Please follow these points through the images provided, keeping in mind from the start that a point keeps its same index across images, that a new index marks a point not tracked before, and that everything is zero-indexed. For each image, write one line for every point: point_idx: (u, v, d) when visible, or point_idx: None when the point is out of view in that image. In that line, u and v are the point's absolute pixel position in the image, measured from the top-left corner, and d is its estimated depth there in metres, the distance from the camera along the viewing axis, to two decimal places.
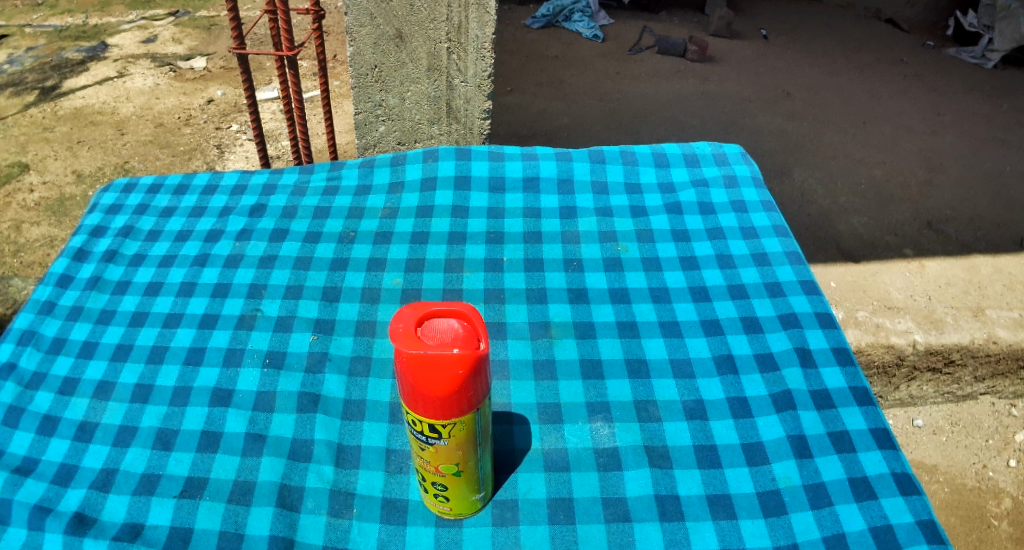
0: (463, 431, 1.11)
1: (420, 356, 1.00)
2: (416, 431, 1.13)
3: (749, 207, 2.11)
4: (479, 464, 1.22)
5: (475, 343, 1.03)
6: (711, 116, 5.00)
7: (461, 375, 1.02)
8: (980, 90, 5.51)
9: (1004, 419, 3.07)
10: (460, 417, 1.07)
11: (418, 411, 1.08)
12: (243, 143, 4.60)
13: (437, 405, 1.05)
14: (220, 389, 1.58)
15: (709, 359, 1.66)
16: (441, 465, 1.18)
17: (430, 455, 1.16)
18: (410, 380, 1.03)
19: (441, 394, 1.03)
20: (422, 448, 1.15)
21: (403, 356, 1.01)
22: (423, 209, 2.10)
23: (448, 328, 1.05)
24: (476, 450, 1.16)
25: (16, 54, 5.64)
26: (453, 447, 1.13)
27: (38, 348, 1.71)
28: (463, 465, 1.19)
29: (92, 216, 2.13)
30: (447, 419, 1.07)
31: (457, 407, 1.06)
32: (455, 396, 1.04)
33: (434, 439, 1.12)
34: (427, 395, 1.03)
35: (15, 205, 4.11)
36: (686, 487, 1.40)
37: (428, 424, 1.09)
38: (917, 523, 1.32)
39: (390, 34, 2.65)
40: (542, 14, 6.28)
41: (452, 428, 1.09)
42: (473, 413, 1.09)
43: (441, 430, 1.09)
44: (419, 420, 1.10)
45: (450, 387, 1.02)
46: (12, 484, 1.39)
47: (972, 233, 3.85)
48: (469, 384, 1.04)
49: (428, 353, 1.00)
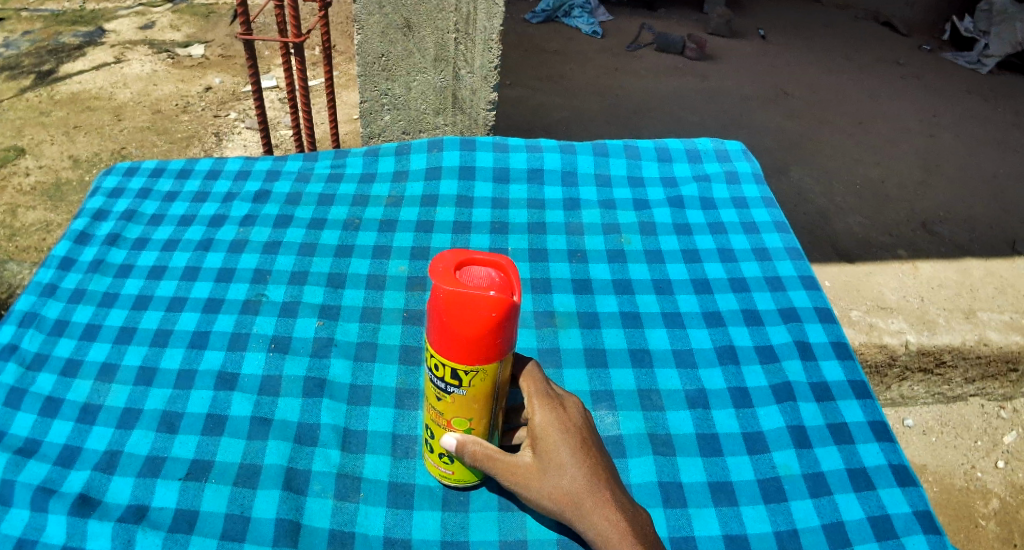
0: (483, 383, 1.12)
1: (456, 295, 1.02)
2: (434, 377, 1.16)
3: (750, 203, 2.14)
4: (492, 425, 1.23)
5: (510, 290, 1.05)
6: (711, 114, 5.03)
7: (494, 320, 1.03)
8: (975, 94, 5.55)
9: (994, 420, 3.11)
10: (483, 364, 1.09)
11: (445, 354, 1.10)
12: (242, 132, 4.60)
13: (465, 348, 1.06)
14: (225, 373, 1.59)
15: (711, 349, 1.68)
16: (453, 418, 1.20)
17: (443, 406, 1.19)
18: (443, 318, 1.05)
19: (471, 336, 1.05)
20: (439, 396, 1.18)
21: (440, 291, 1.03)
22: (429, 197, 2.11)
23: (484, 275, 1.06)
24: (491, 407, 1.18)
25: (12, 38, 5.60)
26: (471, 399, 1.15)
27: (40, 330, 1.71)
28: (475, 423, 1.20)
29: (94, 200, 2.12)
30: (469, 364, 1.09)
31: (484, 352, 1.07)
32: (483, 340, 1.05)
33: (453, 387, 1.14)
34: (458, 336, 1.05)
35: (10, 189, 4.08)
36: (690, 475, 1.43)
37: (452, 369, 1.11)
38: (914, 514, 1.37)
39: (399, 23, 2.65)
40: (542, 9, 6.24)
41: (475, 376, 1.11)
42: (498, 363, 1.10)
43: (462, 377, 1.11)
44: (443, 365, 1.12)
45: (482, 329, 1.04)
46: (15, 465, 1.40)
47: (965, 235, 3.90)
48: (500, 336, 1.06)
49: (465, 292, 1.02)
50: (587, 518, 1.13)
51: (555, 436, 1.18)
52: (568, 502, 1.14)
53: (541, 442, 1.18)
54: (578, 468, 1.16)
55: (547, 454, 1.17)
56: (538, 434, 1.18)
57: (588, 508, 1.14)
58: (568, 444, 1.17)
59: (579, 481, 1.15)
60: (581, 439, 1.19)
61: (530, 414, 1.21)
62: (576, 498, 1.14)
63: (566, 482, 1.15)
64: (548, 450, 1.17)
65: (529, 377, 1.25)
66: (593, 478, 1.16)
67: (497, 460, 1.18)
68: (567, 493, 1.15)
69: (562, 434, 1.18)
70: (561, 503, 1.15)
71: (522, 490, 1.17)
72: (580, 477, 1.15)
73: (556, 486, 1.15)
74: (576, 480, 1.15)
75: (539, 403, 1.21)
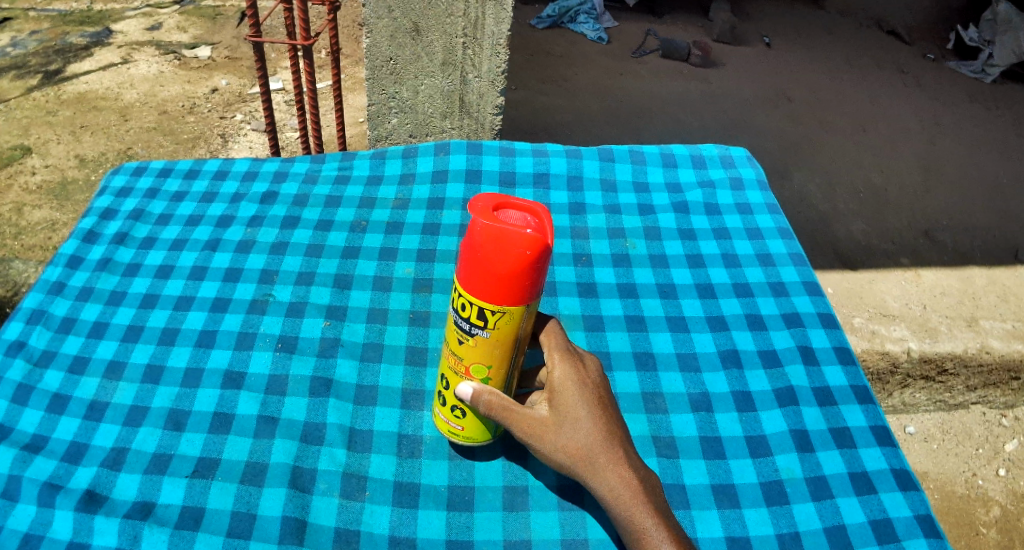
0: (507, 326, 1.15)
1: (493, 229, 1.05)
2: (460, 318, 1.19)
3: (754, 209, 2.15)
4: (508, 377, 1.27)
5: (545, 232, 1.08)
6: (714, 120, 5.04)
7: (528, 258, 1.05)
8: (979, 103, 5.56)
9: (995, 429, 3.12)
10: (511, 306, 1.11)
11: (474, 292, 1.12)
12: (248, 134, 4.62)
13: (495, 286, 1.09)
14: (232, 371, 1.60)
15: (714, 353, 1.69)
16: (472, 364, 1.24)
17: (465, 350, 1.22)
18: (478, 252, 1.08)
19: (503, 273, 1.07)
20: (462, 339, 1.21)
21: (478, 225, 1.06)
22: (435, 200, 2.13)
23: (520, 218, 1.09)
24: (511, 355, 1.22)
25: (20, 38, 5.64)
26: (493, 342, 1.18)
27: (48, 327, 1.72)
28: (493, 371, 1.24)
29: (102, 199, 2.14)
30: (498, 304, 1.11)
31: (513, 292, 1.09)
32: (515, 278, 1.07)
33: (478, 329, 1.17)
34: (490, 272, 1.07)
35: (16, 188, 4.11)
36: (692, 477, 1.44)
37: (479, 309, 1.14)
38: (915, 518, 1.38)
39: (407, 27, 2.68)
40: (547, 14, 6.26)
41: (500, 317, 1.13)
42: (525, 305, 1.12)
43: (488, 318, 1.14)
44: (471, 303, 1.15)
45: (514, 267, 1.06)
46: (21, 461, 1.42)
47: (968, 243, 3.90)
48: (532, 277, 1.08)
49: (502, 227, 1.05)
50: (599, 473, 1.16)
51: (572, 391, 1.21)
52: (581, 456, 1.17)
53: (559, 396, 1.21)
54: (593, 423, 1.19)
55: (564, 408, 1.20)
56: (556, 388, 1.22)
57: (600, 463, 1.17)
58: (585, 400, 1.21)
59: (593, 436, 1.18)
60: (597, 396, 1.22)
61: (549, 368, 1.25)
62: (589, 453, 1.17)
63: (581, 437, 1.18)
64: (566, 404, 1.21)
65: (550, 333, 1.28)
66: (607, 435, 1.19)
67: (513, 412, 1.21)
68: (581, 447, 1.17)
69: (580, 390, 1.22)
70: (574, 457, 1.17)
71: (537, 443, 1.20)
72: (595, 433, 1.18)
73: (571, 440, 1.18)
74: (591, 436, 1.18)
75: (559, 358, 1.25)
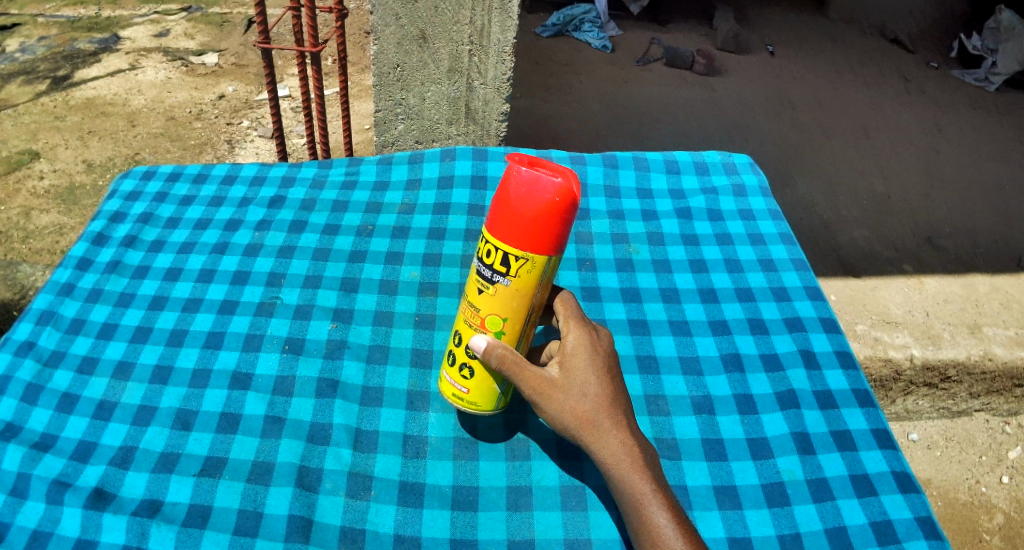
0: (528, 276, 1.21)
1: (528, 174, 1.14)
2: (482, 266, 1.24)
3: (756, 214, 2.17)
4: (521, 335, 1.30)
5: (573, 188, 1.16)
6: (717, 127, 5.07)
7: (556, 205, 1.13)
8: (982, 111, 5.58)
9: (998, 436, 3.12)
10: (534, 253, 1.17)
11: (500, 237, 1.18)
12: (254, 139, 4.66)
13: (521, 230, 1.15)
14: (240, 372, 1.62)
15: (717, 357, 1.71)
16: (488, 316, 1.27)
17: (483, 299, 1.26)
18: (509, 195, 1.15)
19: (530, 217, 1.14)
20: (482, 289, 1.26)
21: (515, 170, 1.15)
22: (441, 205, 2.15)
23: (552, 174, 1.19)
24: (528, 309, 1.26)
25: (28, 44, 5.70)
26: (512, 292, 1.23)
27: (57, 328, 1.75)
28: (508, 326, 1.27)
29: (111, 202, 2.17)
30: (521, 250, 1.17)
31: (537, 239, 1.15)
32: (541, 223, 1.14)
33: (499, 276, 1.22)
34: (519, 215, 1.14)
35: (24, 192, 4.15)
36: (694, 478, 1.45)
37: (503, 255, 1.19)
38: (916, 519, 1.39)
39: (414, 34, 2.71)
40: (552, 22, 6.31)
41: (522, 265, 1.19)
42: (546, 256, 1.19)
43: (511, 265, 1.19)
44: (495, 250, 1.20)
45: (541, 212, 1.13)
46: (31, 459, 1.44)
47: (971, 250, 3.91)
48: (558, 226, 1.15)
49: (537, 172, 1.14)
50: (603, 436, 1.20)
51: (583, 356, 1.26)
52: (586, 418, 1.21)
53: (571, 360, 1.25)
54: (601, 390, 1.23)
55: (575, 371, 1.24)
56: (568, 351, 1.26)
57: (605, 427, 1.21)
58: (595, 366, 1.25)
59: (599, 402, 1.22)
60: (606, 365, 1.26)
61: (564, 332, 1.29)
62: (595, 417, 1.21)
63: (588, 402, 1.22)
64: (577, 367, 1.25)
65: (564, 299, 1.34)
66: (613, 404, 1.23)
67: (523, 370, 1.23)
68: (587, 409, 1.21)
69: (591, 355, 1.26)
70: (580, 418, 1.21)
71: (543, 402, 1.23)
72: (602, 398, 1.23)
73: (579, 402, 1.22)
74: (598, 400, 1.22)
75: (574, 323, 1.30)
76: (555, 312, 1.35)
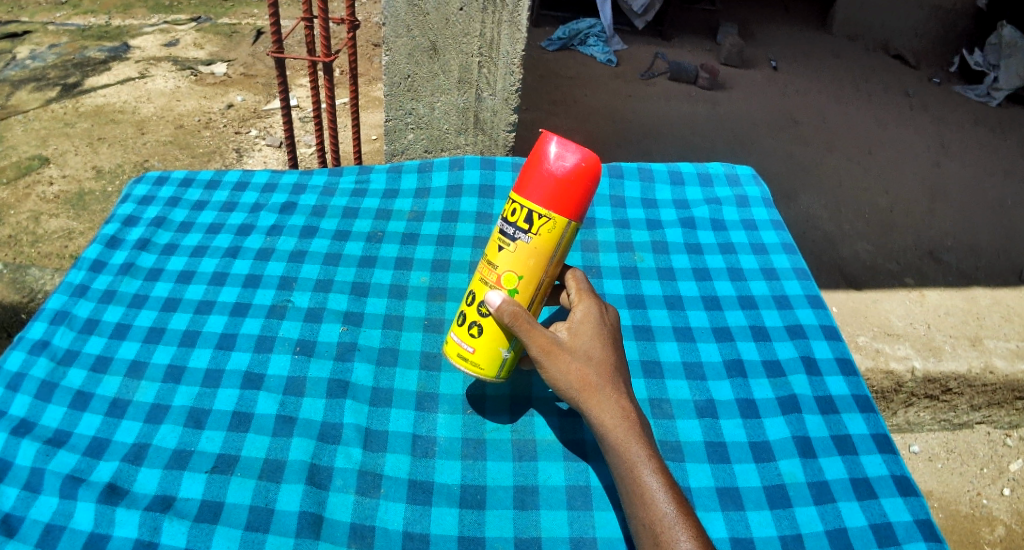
0: (549, 236, 1.30)
1: (559, 141, 1.28)
2: (506, 225, 1.33)
3: (759, 225, 2.21)
4: (532, 300, 1.36)
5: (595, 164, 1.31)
6: (721, 140, 5.12)
7: (583, 170, 1.25)
8: (983, 127, 5.63)
9: (999, 448, 3.15)
10: (557, 214, 1.27)
11: (528, 196, 1.28)
12: (262, 149, 4.73)
13: (551, 190, 1.26)
14: (251, 373, 1.66)
15: (720, 362, 1.74)
16: (504, 274, 1.34)
17: (503, 256, 1.34)
18: (541, 159, 1.27)
19: (559, 178, 1.25)
20: (503, 246, 1.34)
21: (547, 137, 1.29)
22: (449, 213, 2.19)
23: None
24: (543, 269, 1.34)
25: (39, 51, 5.78)
26: (532, 250, 1.31)
27: (71, 327, 1.79)
28: (522, 285, 1.34)
29: (125, 206, 2.21)
30: (546, 209, 1.27)
31: (564, 199, 1.26)
32: (568, 185, 1.26)
33: (521, 234, 1.31)
34: (549, 175, 1.26)
35: (34, 197, 4.20)
36: (697, 479, 1.48)
37: (528, 213, 1.29)
38: (915, 522, 1.42)
39: (425, 45, 2.76)
40: (558, 36, 6.40)
41: (545, 224, 1.28)
42: (568, 220, 1.29)
43: (535, 222, 1.29)
44: (521, 209, 1.30)
45: (569, 174, 1.25)
46: (45, 455, 1.48)
47: (972, 264, 3.96)
48: (581, 190, 1.27)
49: (568, 140, 1.28)
50: (604, 400, 1.24)
51: (591, 324, 1.33)
52: (588, 383, 1.25)
53: (579, 328, 1.32)
54: (604, 357, 1.29)
55: (583, 337, 1.31)
56: (576, 319, 1.34)
57: (607, 392, 1.25)
58: (600, 335, 1.32)
59: (601, 369, 1.27)
60: (610, 337, 1.34)
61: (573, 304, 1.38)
62: (597, 381, 1.25)
63: (591, 368, 1.27)
64: (585, 334, 1.31)
65: (574, 276, 1.44)
66: (614, 372, 1.29)
67: (530, 327, 1.26)
68: (590, 375, 1.26)
69: (598, 326, 1.34)
70: (582, 382, 1.25)
71: (548, 362, 1.26)
72: (606, 364, 1.28)
73: (581, 366, 1.26)
74: (600, 367, 1.27)
75: (585, 297, 1.39)
76: (565, 287, 1.45)
